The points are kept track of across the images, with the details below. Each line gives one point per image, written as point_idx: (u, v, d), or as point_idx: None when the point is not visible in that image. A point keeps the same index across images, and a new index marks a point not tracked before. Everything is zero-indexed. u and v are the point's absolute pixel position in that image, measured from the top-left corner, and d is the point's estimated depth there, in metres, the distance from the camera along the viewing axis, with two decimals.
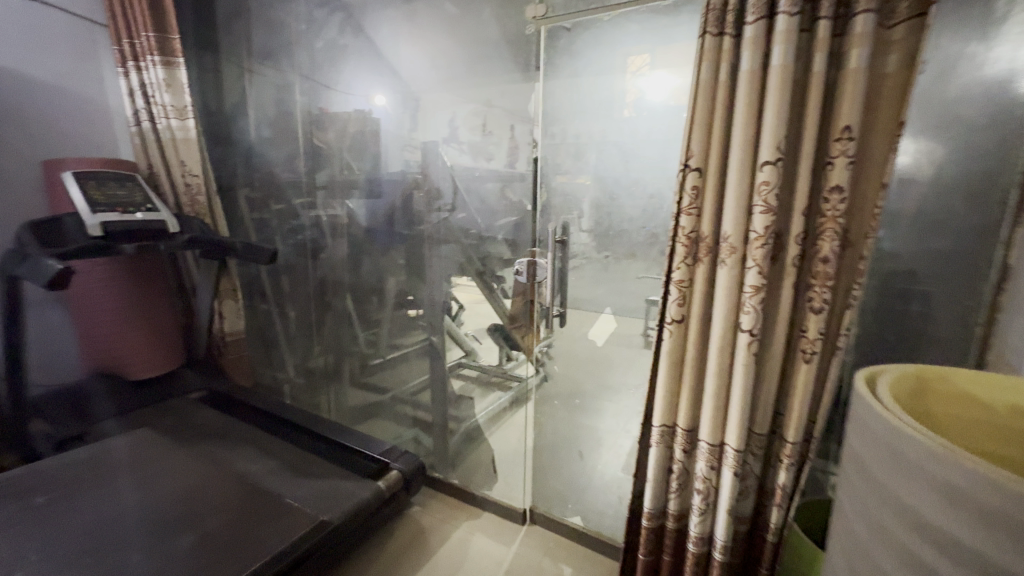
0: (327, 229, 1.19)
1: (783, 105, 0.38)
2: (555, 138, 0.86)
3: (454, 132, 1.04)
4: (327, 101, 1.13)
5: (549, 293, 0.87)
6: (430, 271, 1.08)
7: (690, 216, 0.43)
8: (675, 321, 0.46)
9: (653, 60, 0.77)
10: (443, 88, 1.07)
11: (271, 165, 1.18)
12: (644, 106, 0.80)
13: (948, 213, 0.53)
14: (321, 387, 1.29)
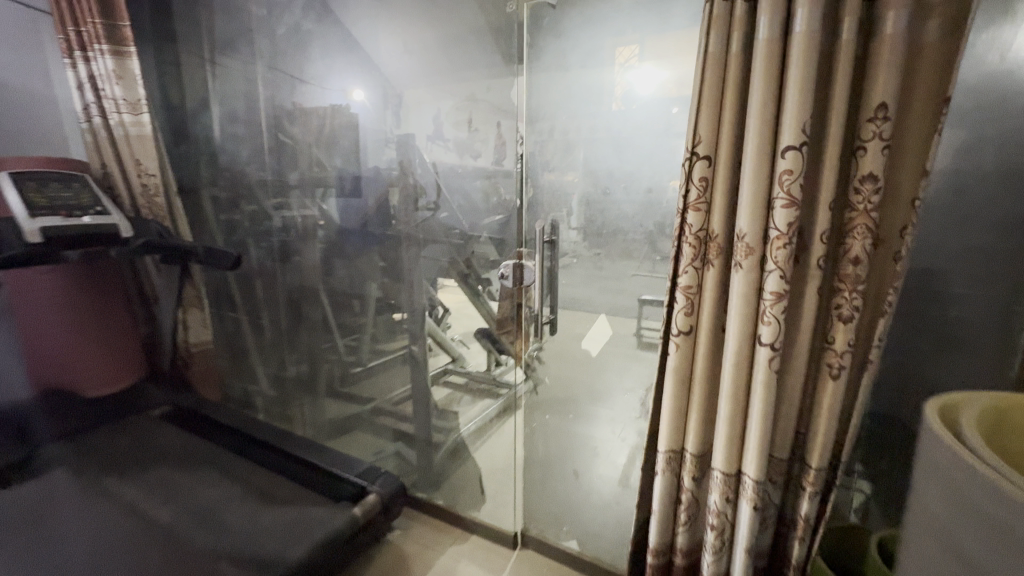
0: (302, 232, 1.13)
1: (808, 81, 0.32)
2: (541, 135, 0.81)
3: (438, 128, 1.01)
4: (303, 96, 1.06)
5: (539, 294, 0.80)
6: (411, 274, 0.99)
7: (698, 213, 0.38)
8: (682, 333, 0.40)
9: (642, 52, 0.73)
10: (422, 85, 1.05)
11: (240, 163, 1.10)
12: (633, 100, 0.74)
13: (978, 208, 0.48)
14: (295, 399, 1.21)
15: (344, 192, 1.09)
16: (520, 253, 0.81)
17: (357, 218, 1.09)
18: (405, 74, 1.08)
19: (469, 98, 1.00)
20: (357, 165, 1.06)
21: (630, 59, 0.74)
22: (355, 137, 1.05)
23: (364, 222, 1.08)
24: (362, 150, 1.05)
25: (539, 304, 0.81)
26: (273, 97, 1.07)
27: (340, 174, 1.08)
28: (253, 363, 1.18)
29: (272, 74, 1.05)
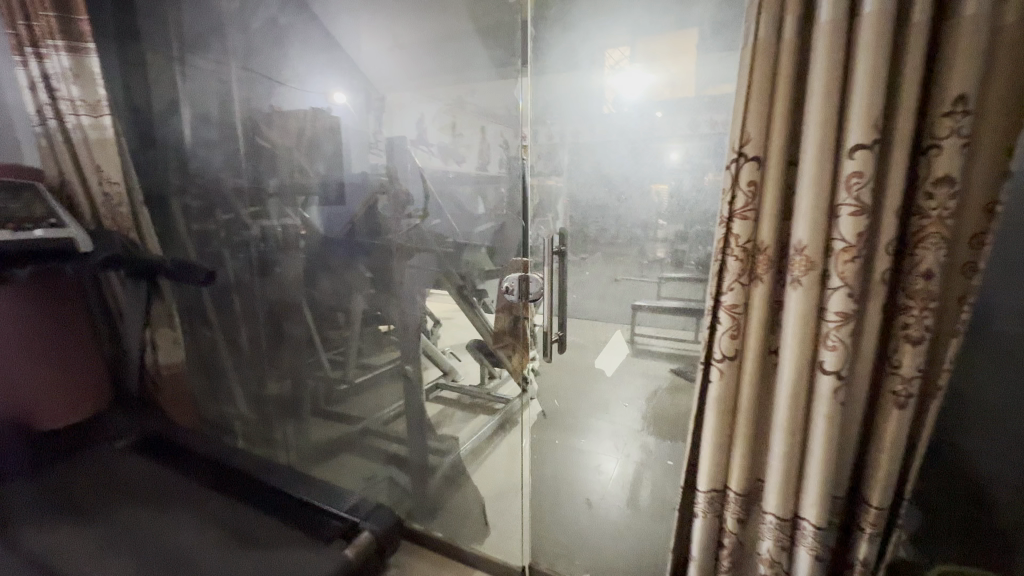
0: (281, 242, 1.07)
1: (880, 66, 0.28)
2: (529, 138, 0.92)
3: (422, 134, 0.99)
4: (280, 98, 1.01)
5: (546, 307, 0.78)
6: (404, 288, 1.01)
7: (745, 220, 0.33)
8: (725, 359, 0.36)
9: (632, 53, 0.90)
10: (409, 89, 1.01)
11: (214, 169, 1.02)
12: (621, 104, 0.93)
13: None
14: (277, 420, 1.12)
15: (328, 200, 1.04)
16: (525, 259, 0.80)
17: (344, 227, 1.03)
18: (396, 79, 1.02)
19: (458, 103, 0.99)
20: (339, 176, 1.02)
21: (621, 60, 0.91)
22: (338, 141, 0.99)
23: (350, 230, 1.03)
24: (345, 155, 1.00)
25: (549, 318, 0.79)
26: (250, 99, 1.01)
27: (324, 181, 1.03)
28: (230, 383, 1.08)
29: (248, 75, 1.00)
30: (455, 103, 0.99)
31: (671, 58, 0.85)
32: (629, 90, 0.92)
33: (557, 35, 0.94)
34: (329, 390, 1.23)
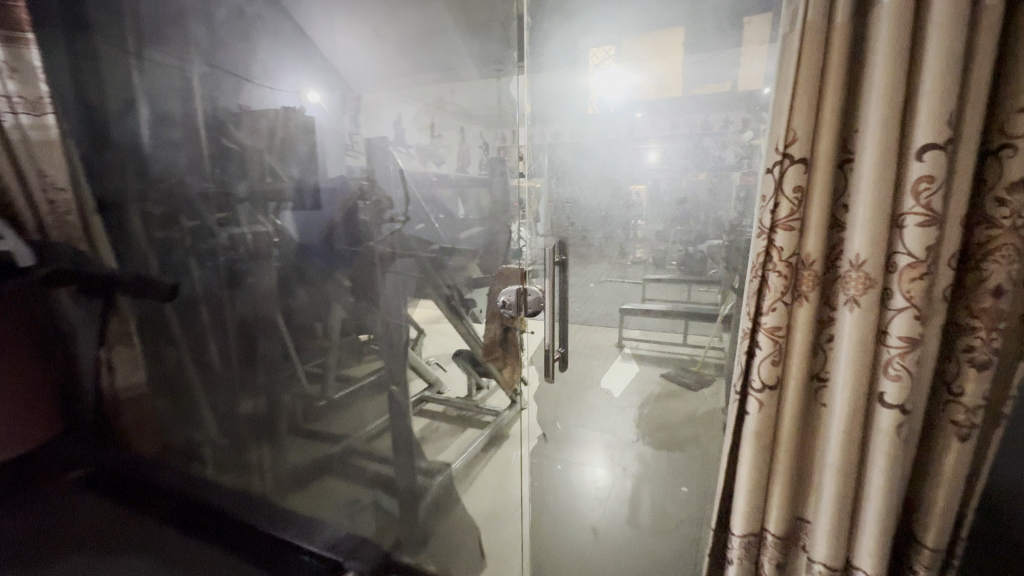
0: (253, 249, 0.98)
1: (952, 59, 0.31)
2: (506, 142, 0.92)
3: (401, 136, 0.94)
4: (250, 97, 0.93)
5: (548, 321, 0.75)
6: (385, 297, 1.02)
7: (790, 232, 0.37)
8: (770, 374, 0.40)
9: (618, 52, 0.82)
10: (384, 87, 0.93)
11: (178, 171, 0.93)
12: (606, 105, 0.84)
13: None
14: (251, 447, 1.04)
15: (303, 206, 0.97)
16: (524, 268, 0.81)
17: (322, 232, 0.98)
18: (370, 73, 0.92)
19: (437, 102, 0.94)
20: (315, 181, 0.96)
21: (605, 60, 0.83)
22: (313, 141, 0.93)
23: (329, 235, 0.99)
24: (321, 161, 0.94)
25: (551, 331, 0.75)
26: (218, 96, 0.92)
27: (299, 187, 0.96)
28: (200, 407, 1.00)
29: (212, 71, 0.91)
30: (433, 103, 0.94)
31: (660, 57, 0.80)
32: (612, 91, 0.84)
33: (555, 26, 0.85)
34: (303, 413, 1.08)
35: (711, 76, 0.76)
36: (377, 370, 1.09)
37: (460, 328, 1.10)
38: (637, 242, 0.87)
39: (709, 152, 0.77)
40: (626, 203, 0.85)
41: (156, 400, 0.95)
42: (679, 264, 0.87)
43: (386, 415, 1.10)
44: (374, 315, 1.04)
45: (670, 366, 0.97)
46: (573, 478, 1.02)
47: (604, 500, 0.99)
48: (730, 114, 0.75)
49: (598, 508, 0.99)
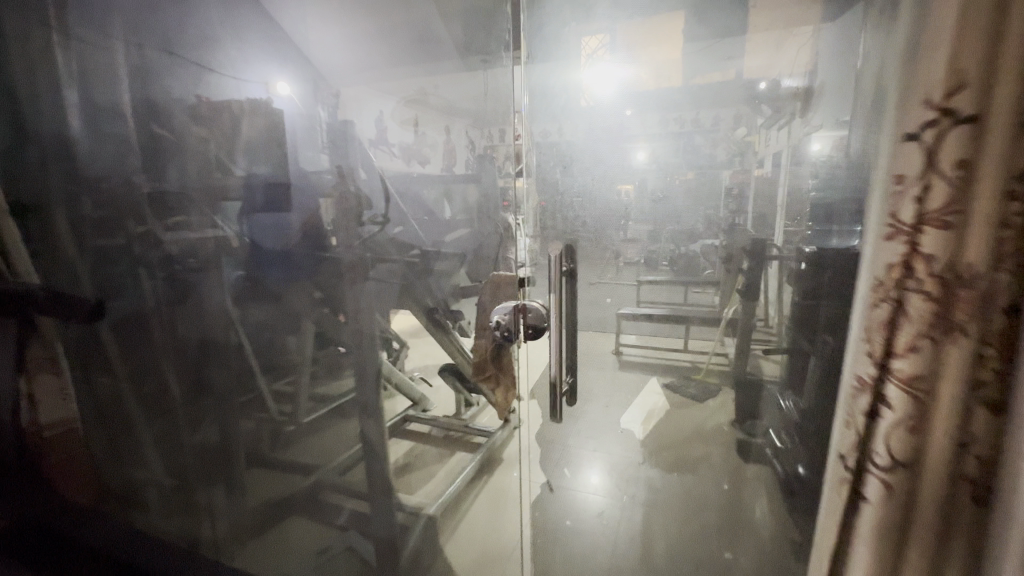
0: (205, 257, 0.88)
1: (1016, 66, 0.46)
2: (494, 141, 0.89)
3: (383, 134, 0.86)
4: (209, 87, 0.82)
5: (553, 343, 0.84)
6: (360, 307, 0.96)
7: (939, 234, 0.51)
8: (924, 370, 0.54)
9: (610, 42, 0.86)
10: (362, 81, 0.84)
11: (116, 171, 0.82)
12: (596, 96, 0.87)
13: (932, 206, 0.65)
14: (203, 484, 0.99)
15: (251, 208, 0.87)
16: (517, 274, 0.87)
17: (283, 238, 0.90)
18: (348, 70, 0.83)
19: (421, 92, 0.87)
20: (275, 183, 0.86)
21: (598, 49, 0.87)
22: (282, 139, 0.84)
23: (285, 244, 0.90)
24: (292, 155, 0.84)
25: (556, 365, 0.85)
26: (162, 80, 0.81)
27: (247, 183, 0.85)
28: (144, 440, 0.91)
29: (167, 59, 0.80)
30: (418, 98, 0.87)
31: (655, 49, 0.84)
32: (603, 86, 0.87)
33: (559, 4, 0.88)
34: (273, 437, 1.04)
35: (708, 67, 0.82)
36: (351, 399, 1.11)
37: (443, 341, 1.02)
38: (626, 241, 0.90)
39: (699, 150, 0.84)
40: (616, 207, 0.89)
41: (98, 432, 0.87)
42: (670, 266, 0.92)
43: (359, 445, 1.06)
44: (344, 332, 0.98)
45: (676, 374, 1.00)
46: (572, 486, 1.05)
47: (605, 501, 1.04)
48: (734, 109, 0.82)
49: (605, 509, 1.04)
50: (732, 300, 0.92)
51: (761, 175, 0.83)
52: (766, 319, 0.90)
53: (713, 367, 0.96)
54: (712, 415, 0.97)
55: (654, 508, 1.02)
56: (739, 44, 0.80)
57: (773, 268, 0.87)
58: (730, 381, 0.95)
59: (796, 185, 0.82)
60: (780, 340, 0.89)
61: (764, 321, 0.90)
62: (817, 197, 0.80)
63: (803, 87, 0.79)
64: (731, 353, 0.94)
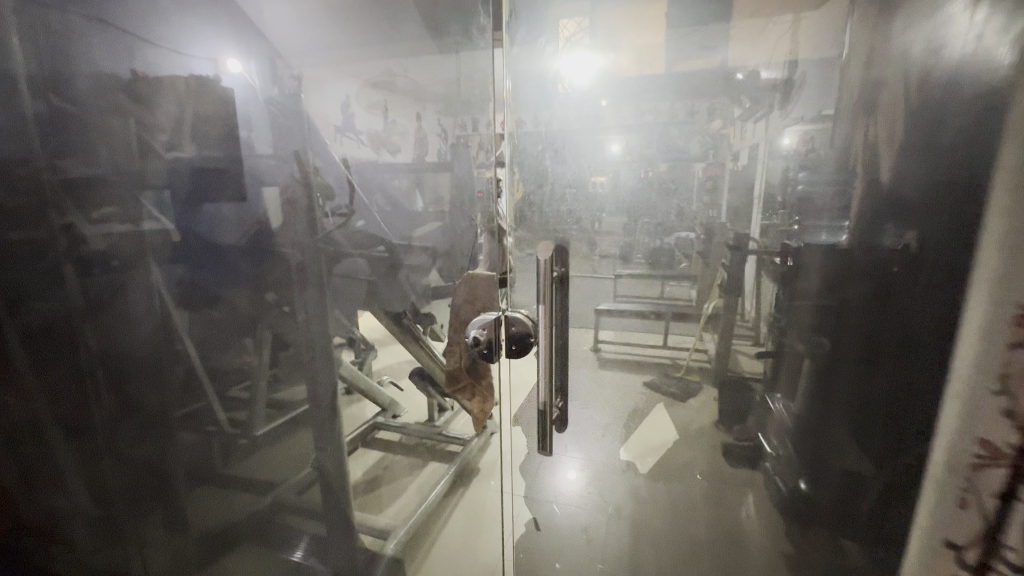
0: (133, 255, 0.88)
1: None
2: (466, 130, 0.85)
3: (349, 120, 0.87)
4: (147, 61, 0.82)
5: (542, 365, 0.76)
6: (326, 307, 0.95)
7: None
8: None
9: (591, 26, 0.78)
10: (321, 60, 0.85)
11: (21, 144, 0.80)
12: (577, 86, 0.80)
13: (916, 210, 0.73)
14: (130, 518, 0.95)
15: (180, 195, 0.89)
16: (495, 272, 0.80)
17: (242, 231, 0.93)
18: (302, 48, 0.84)
19: (388, 77, 0.88)
20: (227, 170, 0.90)
21: (576, 34, 0.79)
22: (233, 118, 0.86)
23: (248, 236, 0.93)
24: (243, 137, 0.87)
25: (544, 390, 0.77)
26: (92, 54, 0.80)
27: (174, 168, 0.87)
28: (68, 472, 0.89)
29: (99, 28, 0.79)
30: (385, 82, 0.88)
31: (637, 32, 0.78)
32: (582, 74, 0.80)
33: None
34: (225, 454, 1.07)
35: (693, 56, 0.77)
36: (304, 406, 1.07)
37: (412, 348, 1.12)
38: (602, 237, 0.83)
39: (673, 142, 0.79)
40: (590, 202, 0.83)
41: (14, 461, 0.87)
42: (644, 259, 0.85)
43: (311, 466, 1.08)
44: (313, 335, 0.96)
45: (655, 372, 0.93)
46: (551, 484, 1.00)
47: (583, 500, 0.99)
48: (711, 101, 0.78)
49: (584, 508, 1.00)
50: (712, 296, 0.86)
51: (735, 167, 0.79)
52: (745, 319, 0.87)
53: (693, 363, 0.91)
54: (691, 416, 0.93)
55: (641, 509, 0.99)
56: (724, 32, 0.76)
57: (751, 264, 0.83)
58: (711, 378, 0.91)
59: (773, 184, 0.79)
60: (760, 337, 0.87)
61: (742, 316, 0.87)
62: (807, 191, 0.79)
63: (782, 79, 0.75)
64: (710, 352, 0.90)
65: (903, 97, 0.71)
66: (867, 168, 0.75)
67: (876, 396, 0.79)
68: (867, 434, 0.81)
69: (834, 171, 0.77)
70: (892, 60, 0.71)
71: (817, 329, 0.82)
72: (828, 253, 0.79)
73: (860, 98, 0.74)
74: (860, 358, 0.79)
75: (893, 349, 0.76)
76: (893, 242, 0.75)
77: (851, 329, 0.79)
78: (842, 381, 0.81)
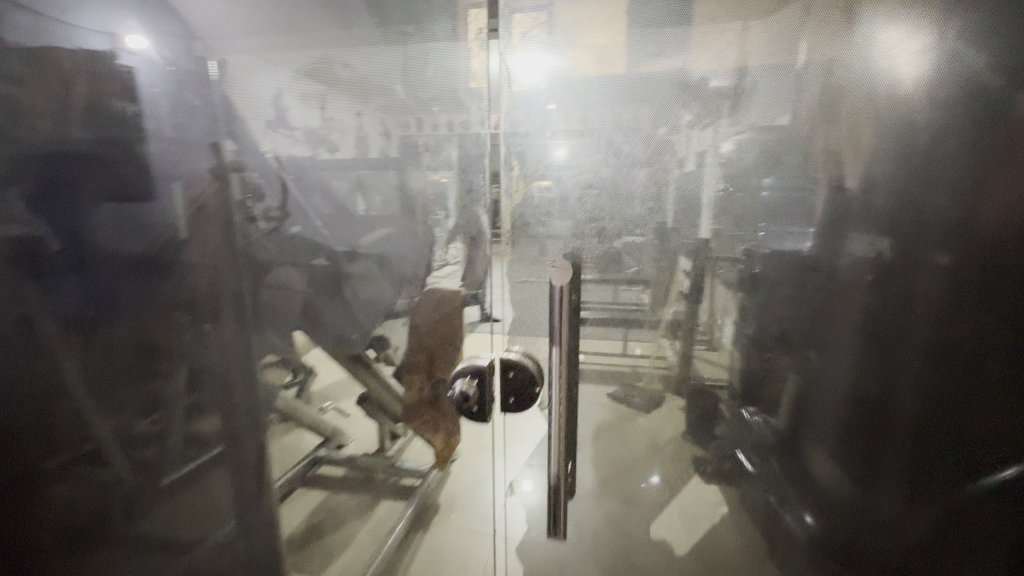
0: (18, 260, 0.89)
1: None
2: (410, 129, 0.78)
3: (282, 113, 0.80)
4: (41, 34, 0.81)
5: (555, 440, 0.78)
6: (263, 320, 0.89)
7: None
8: None
9: (549, 25, 0.72)
10: (240, 46, 0.79)
11: None
12: (528, 92, 0.73)
13: (958, 228, 0.71)
14: (44, 551, 0.99)
15: (74, 194, 0.86)
16: (462, 294, 0.81)
17: (147, 240, 0.86)
18: (219, 30, 0.79)
19: (323, 64, 0.78)
20: (124, 166, 0.85)
21: (532, 30, 0.72)
22: (137, 101, 0.81)
23: (156, 242, 0.86)
24: (146, 120, 0.82)
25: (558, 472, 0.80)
26: None
27: (58, 152, 0.85)
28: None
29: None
30: (323, 70, 0.78)
31: (593, 32, 0.72)
32: (532, 75, 0.73)
33: None
34: (130, 511, 0.99)
35: (654, 59, 0.72)
36: (219, 449, 0.96)
37: (363, 382, 0.89)
38: (553, 242, 0.79)
39: (620, 147, 0.75)
40: (535, 207, 0.77)
41: None
42: (595, 265, 0.79)
43: (233, 516, 0.99)
44: (238, 355, 0.91)
45: (614, 382, 0.84)
46: (520, 519, 0.90)
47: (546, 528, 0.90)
48: (661, 107, 0.73)
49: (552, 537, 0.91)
50: (671, 300, 0.80)
51: (681, 172, 0.74)
52: (709, 337, 0.81)
53: (654, 372, 0.83)
54: (653, 431, 0.85)
55: (614, 534, 0.91)
56: (680, 37, 0.72)
57: (710, 273, 0.78)
58: (673, 387, 0.83)
59: (743, 193, 0.75)
60: (730, 354, 0.81)
61: (699, 328, 0.81)
62: (792, 200, 0.74)
63: (731, 87, 0.72)
64: (669, 359, 0.82)
65: (868, 107, 0.70)
66: (832, 176, 0.72)
67: (937, 416, 0.77)
68: (928, 460, 0.79)
69: (854, 186, 0.72)
70: (852, 71, 0.69)
71: (856, 352, 0.77)
72: (790, 261, 0.76)
73: (816, 110, 0.71)
74: (927, 380, 0.76)
75: (957, 367, 0.75)
76: (865, 247, 0.74)
77: (910, 353, 0.76)
78: (906, 403, 0.77)
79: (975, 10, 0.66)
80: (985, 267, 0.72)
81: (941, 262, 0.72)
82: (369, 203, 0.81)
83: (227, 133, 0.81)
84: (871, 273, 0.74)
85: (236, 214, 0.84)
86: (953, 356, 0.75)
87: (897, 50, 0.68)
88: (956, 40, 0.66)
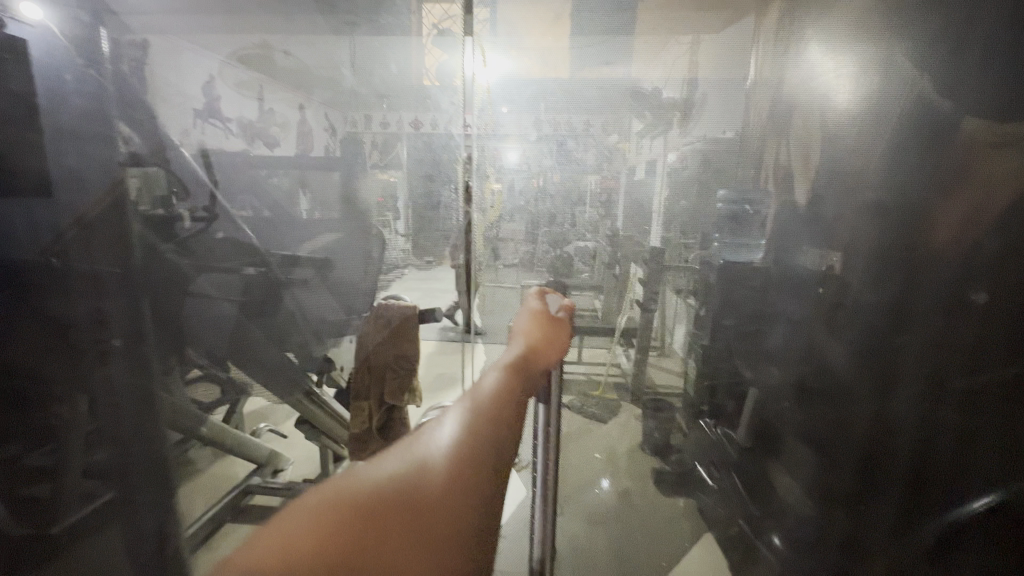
0: None
1: None
2: (357, 127, 0.72)
3: (214, 103, 0.71)
4: None
5: (541, 509, 0.76)
6: (188, 331, 0.80)
7: None
8: None
9: (501, 27, 0.67)
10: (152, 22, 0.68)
11: None
12: (493, 97, 0.69)
13: (941, 264, 0.74)
14: None
15: None
16: (417, 308, 0.78)
17: (35, 245, 0.72)
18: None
19: (253, 51, 0.71)
20: None
21: (486, 31, 0.67)
22: None
23: (52, 249, 0.72)
24: None
25: (545, 541, 0.77)
26: None
27: None
28: None
29: None
30: (259, 56, 0.71)
31: (549, 36, 0.68)
32: (486, 76, 0.68)
33: None
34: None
35: (608, 62, 0.68)
36: (111, 494, 0.88)
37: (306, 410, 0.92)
38: (505, 244, 0.74)
39: (570, 154, 0.70)
40: (484, 212, 0.72)
41: None
42: (545, 269, 0.75)
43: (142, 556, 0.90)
44: (152, 375, 0.79)
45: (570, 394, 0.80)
46: None
47: (513, 540, 0.86)
48: (617, 114, 0.69)
49: (517, 550, 0.87)
50: (625, 309, 0.79)
51: (630, 181, 0.72)
52: (661, 346, 0.82)
53: (609, 381, 0.81)
54: (610, 442, 0.83)
55: (572, 555, 0.88)
56: (635, 44, 0.68)
57: (666, 284, 0.78)
58: (626, 394, 0.82)
59: (699, 207, 0.73)
60: (683, 362, 0.83)
61: (653, 338, 0.81)
62: (744, 212, 0.74)
63: (681, 99, 0.69)
64: (622, 365, 0.82)
65: (818, 126, 0.71)
66: (780, 193, 0.74)
67: (931, 445, 0.80)
68: (925, 489, 0.82)
69: (826, 209, 0.75)
70: (799, 88, 0.70)
71: (835, 373, 0.82)
72: (739, 274, 0.78)
73: (766, 124, 0.70)
74: (922, 412, 0.79)
75: (956, 401, 0.77)
76: (817, 261, 0.78)
77: (904, 385, 0.79)
78: (900, 431, 0.81)
79: (926, 30, 0.66)
80: (984, 305, 0.73)
81: (940, 301, 0.75)
82: (313, 201, 0.75)
83: (135, 124, 0.70)
84: (830, 292, 0.79)
85: (135, 219, 0.72)
86: (949, 392, 0.77)
87: (845, 66, 0.68)
88: (908, 62, 0.67)
